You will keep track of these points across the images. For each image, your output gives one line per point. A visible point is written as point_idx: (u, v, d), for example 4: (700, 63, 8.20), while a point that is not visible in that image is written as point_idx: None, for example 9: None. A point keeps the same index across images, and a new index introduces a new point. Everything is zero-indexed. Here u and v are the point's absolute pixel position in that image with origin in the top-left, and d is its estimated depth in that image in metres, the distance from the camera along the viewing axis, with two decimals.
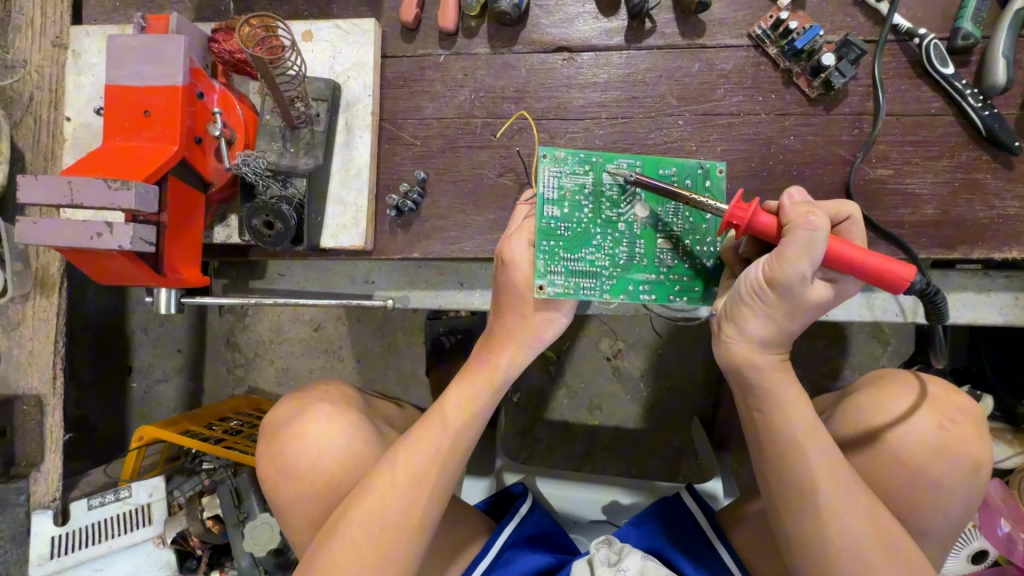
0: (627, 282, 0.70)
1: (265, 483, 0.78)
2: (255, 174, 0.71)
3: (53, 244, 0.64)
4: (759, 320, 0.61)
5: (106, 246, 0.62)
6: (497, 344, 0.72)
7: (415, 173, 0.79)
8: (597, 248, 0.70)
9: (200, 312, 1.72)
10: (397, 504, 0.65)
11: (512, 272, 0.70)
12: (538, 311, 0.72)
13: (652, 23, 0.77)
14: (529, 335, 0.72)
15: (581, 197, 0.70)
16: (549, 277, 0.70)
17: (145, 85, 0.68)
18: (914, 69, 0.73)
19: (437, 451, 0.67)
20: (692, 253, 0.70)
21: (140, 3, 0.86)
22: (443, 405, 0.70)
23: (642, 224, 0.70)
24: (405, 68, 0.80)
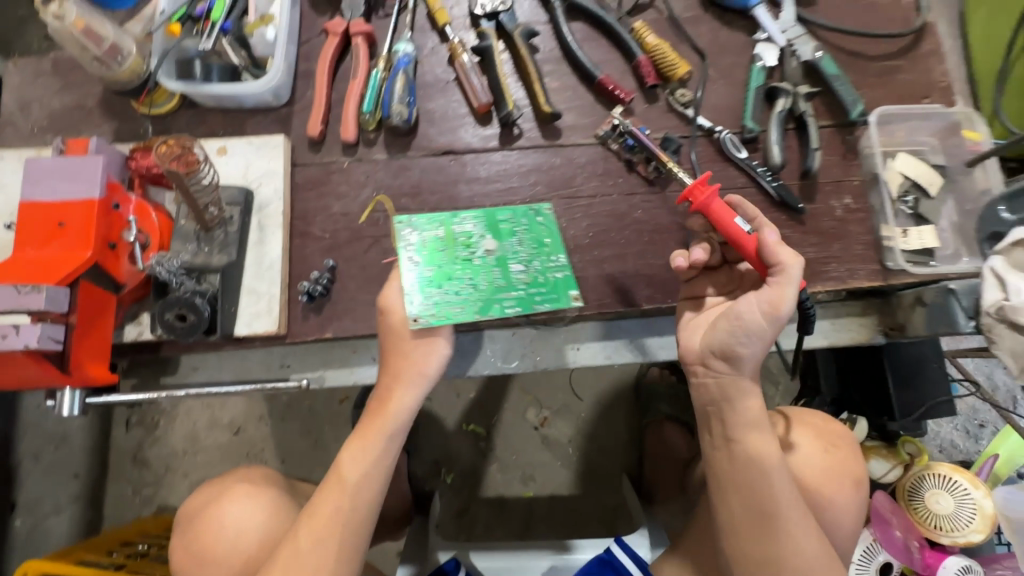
0: (492, 302, 0.76)
1: (183, 572, 0.81)
2: (170, 273, 0.78)
3: None
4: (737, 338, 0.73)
5: (11, 347, 0.65)
6: (386, 390, 0.76)
7: (324, 263, 0.88)
8: (459, 281, 0.77)
9: (104, 431, 1.63)
10: (311, 567, 0.70)
11: (388, 316, 0.76)
12: (420, 343, 0.76)
13: (519, 130, 0.94)
14: (409, 367, 0.76)
15: (437, 245, 0.78)
16: (421, 310, 0.75)
17: (61, 200, 0.74)
18: (720, 155, 0.94)
19: (339, 510, 0.73)
20: (542, 272, 0.79)
21: (58, 129, 0.93)
22: (340, 465, 0.75)
23: (494, 255, 0.78)
24: (313, 174, 0.91)
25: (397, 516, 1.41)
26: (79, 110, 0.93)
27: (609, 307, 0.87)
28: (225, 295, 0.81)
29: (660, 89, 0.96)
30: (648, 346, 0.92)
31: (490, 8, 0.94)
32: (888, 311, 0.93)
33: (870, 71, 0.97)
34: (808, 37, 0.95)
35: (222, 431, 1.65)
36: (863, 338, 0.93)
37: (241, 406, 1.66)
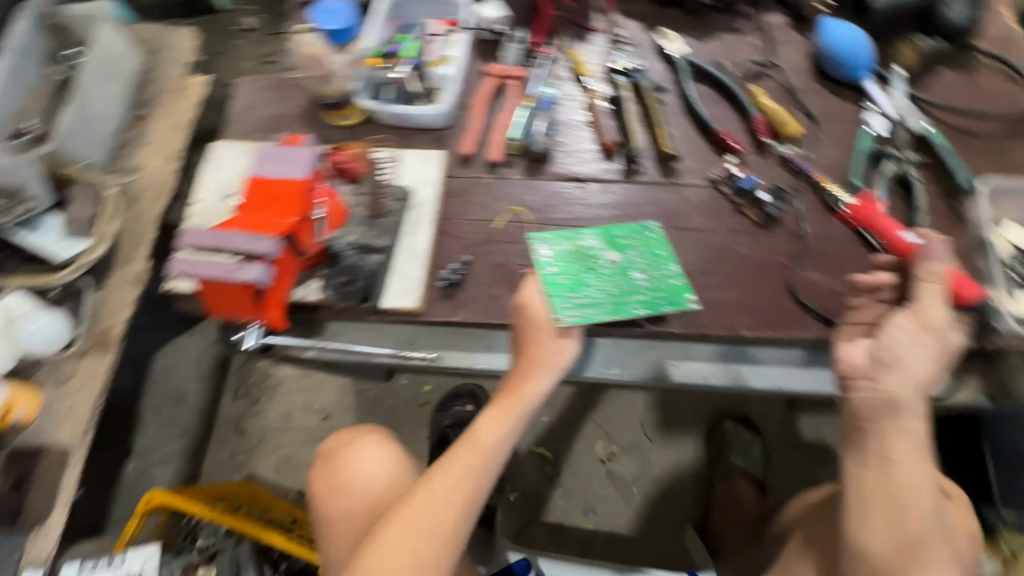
0: (622, 306, 0.91)
1: (321, 501, 0.96)
2: (347, 247, 0.98)
3: (200, 275, 0.84)
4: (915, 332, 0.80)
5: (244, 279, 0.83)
6: (524, 374, 0.87)
7: (462, 258, 1.03)
8: (593, 288, 0.92)
9: (214, 398, 1.83)
10: (438, 509, 0.83)
11: (528, 312, 0.88)
12: (553, 337, 0.88)
13: (640, 167, 1.08)
14: (547, 359, 0.87)
15: (569, 259, 0.95)
16: (564, 311, 0.89)
17: (278, 177, 0.94)
18: (825, 208, 1.02)
19: (472, 468, 0.86)
20: (660, 279, 0.94)
21: (267, 128, 1.16)
22: (475, 429, 0.88)
23: (618, 264, 0.94)
24: (461, 184, 1.08)
25: None
26: (284, 117, 1.17)
27: (711, 329, 0.94)
28: (381, 271, 0.98)
29: (772, 144, 1.07)
30: (741, 373, 0.98)
31: (622, 67, 1.12)
32: (992, 374, 0.94)
33: (979, 148, 1.03)
34: (915, 111, 1.05)
35: (313, 415, 1.80)
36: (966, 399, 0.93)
37: (334, 395, 1.82)
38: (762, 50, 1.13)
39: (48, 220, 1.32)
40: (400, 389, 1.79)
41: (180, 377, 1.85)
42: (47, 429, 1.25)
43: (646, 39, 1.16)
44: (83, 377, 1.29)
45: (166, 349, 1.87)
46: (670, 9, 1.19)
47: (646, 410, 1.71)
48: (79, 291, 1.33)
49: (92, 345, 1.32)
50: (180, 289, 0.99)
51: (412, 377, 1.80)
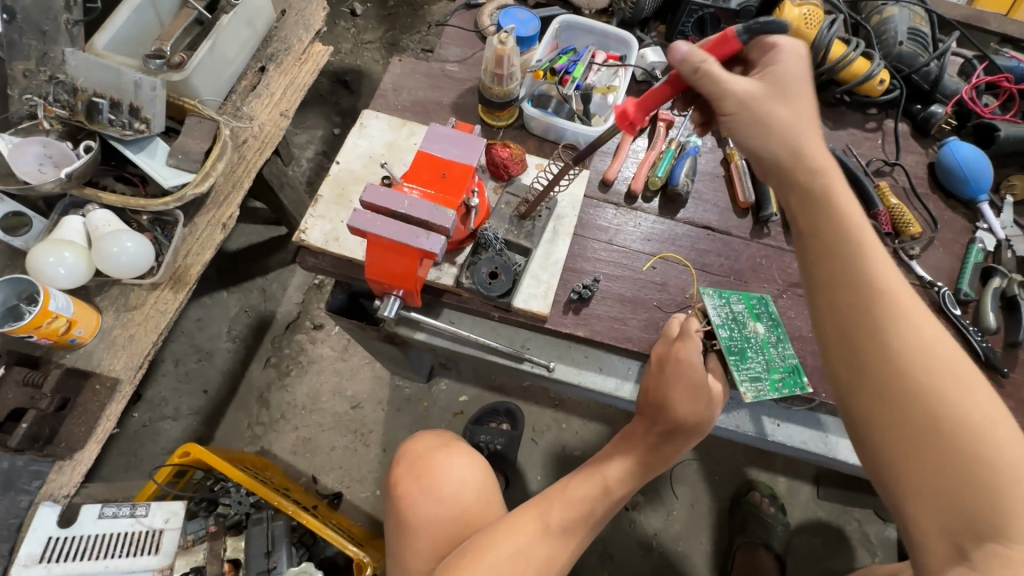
0: (777, 382, 0.89)
1: (406, 501, 0.97)
2: (494, 240, 0.98)
3: (374, 234, 0.80)
4: (769, 110, 0.74)
5: (419, 246, 0.80)
6: (670, 434, 0.85)
7: (592, 275, 1.04)
8: (751, 358, 0.90)
9: (243, 362, 1.76)
10: (551, 543, 0.83)
11: (686, 369, 0.82)
12: (710, 401, 0.83)
13: (768, 229, 1.13)
14: (699, 427, 0.84)
15: (730, 324, 0.92)
16: (744, 385, 0.87)
17: (448, 159, 0.95)
18: (934, 306, 1.07)
19: (593, 503, 0.85)
20: (785, 356, 0.92)
21: (414, 110, 1.19)
22: (606, 470, 0.87)
23: (763, 336, 0.92)
24: (598, 207, 1.11)
25: None
26: (434, 104, 1.19)
27: (821, 395, 0.98)
28: (521, 272, 0.99)
29: (891, 237, 1.13)
30: (841, 445, 0.99)
31: None
32: None
33: None
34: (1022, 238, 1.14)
35: (343, 401, 1.75)
36: None
37: (368, 385, 1.77)
38: (885, 151, 1.23)
39: (153, 144, 1.29)
40: (438, 393, 1.78)
41: (212, 332, 1.78)
42: (101, 355, 1.18)
43: None
44: (151, 310, 1.23)
45: (203, 301, 1.81)
46: None
47: (677, 466, 1.73)
48: (168, 223, 1.28)
49: (168, 280, 1.26)
50: (314, 241, 1.00)
51: (451, 384, 1.79)
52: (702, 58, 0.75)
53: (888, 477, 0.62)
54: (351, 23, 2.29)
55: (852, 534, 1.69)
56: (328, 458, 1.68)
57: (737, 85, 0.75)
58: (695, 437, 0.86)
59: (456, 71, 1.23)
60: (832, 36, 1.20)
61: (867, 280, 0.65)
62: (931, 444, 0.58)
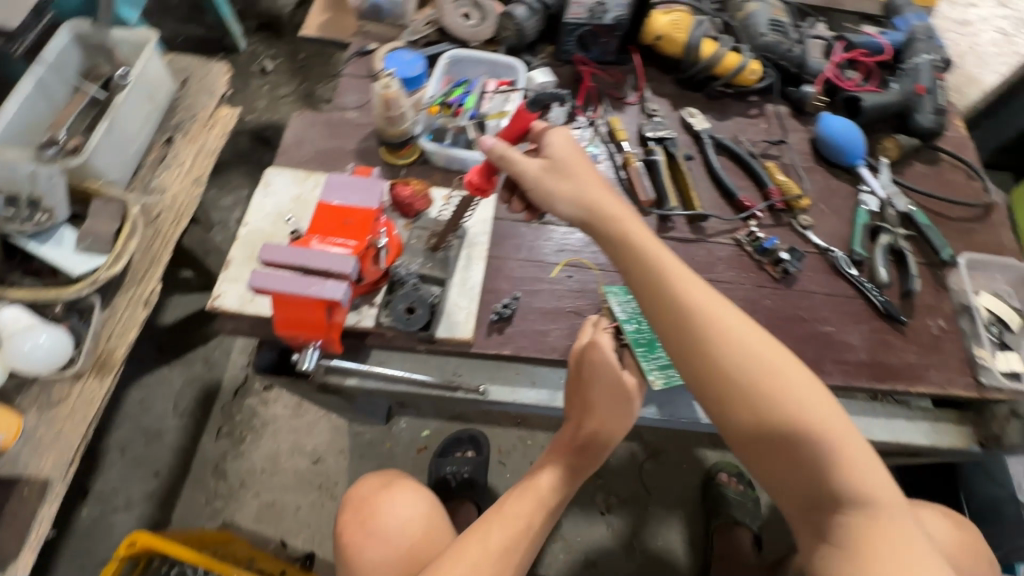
0: None
1: (353, 548, 0.96)
2: (408, 276, 1.00)
3: (276, 290, 0.81)
4: (558, 185, 0.85)
5: (322, 295, 0.81)
6: (594, 434, 0.89)
7: (511, 294, 1.07)
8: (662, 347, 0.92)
9: (193, 436, 1.71)
10: (496, 560, 0.81)
11: (604, 369, 0.85)
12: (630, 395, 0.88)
13: (672, 224, 1.19)
14: (619, 421, 0.89)
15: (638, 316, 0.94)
16: (652, 374, 0.90)
17: (349, 206, 0.97)
18: (833, 271, 1.15)
19: (531, 514, 0.87)
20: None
21: (319, 161, 1.21)
22: (538, 480, 0.91)
23: None
24: (509, 227, 1.14)
25: None
26: (338, 152, 1.22)
27: None
28: (440, 302, 1.01)
29: (785, 213, 1.21)
30: None
31: (658, 134, 1.25)
32: (983, 423, 1.06)
33: (952, 228, 1.22)
34: (901, 195, 1.23)
35: (303, 457, 1.71)
36: (961, 444, 1.05)
37: (326, 437, 1.74)
38: (770, 132, 1.32)
39: (60, 232, 1.27)
40: (399, 432, 1.76)
41: (157, 411, 1.72)
42: (27, 457, 1.14)
43: (672, 115, 1.33)
44: (77, 401, 1.20)
45: (144, 381, 1.76)
46: (690, 91, 1.36)
47: (645, 462, 1.76)
48: (84, 308, 1.26)
49: (91, 368, 1.23)
50: (229, 305, 1.00)
51: (411, 420, 1.78)
52: (500, 147, 0.86)
53: (756, 472, 0.74)
54: (263, 80, 2.31)
55: None
56: (295, 520, 1.64)
57: (529, 165, 0.86)
58: (620, 434, 0.90)
59: (356, 117, 1.26)
60: (701, 37, 1.29)
61: (695, 316, 0.76)
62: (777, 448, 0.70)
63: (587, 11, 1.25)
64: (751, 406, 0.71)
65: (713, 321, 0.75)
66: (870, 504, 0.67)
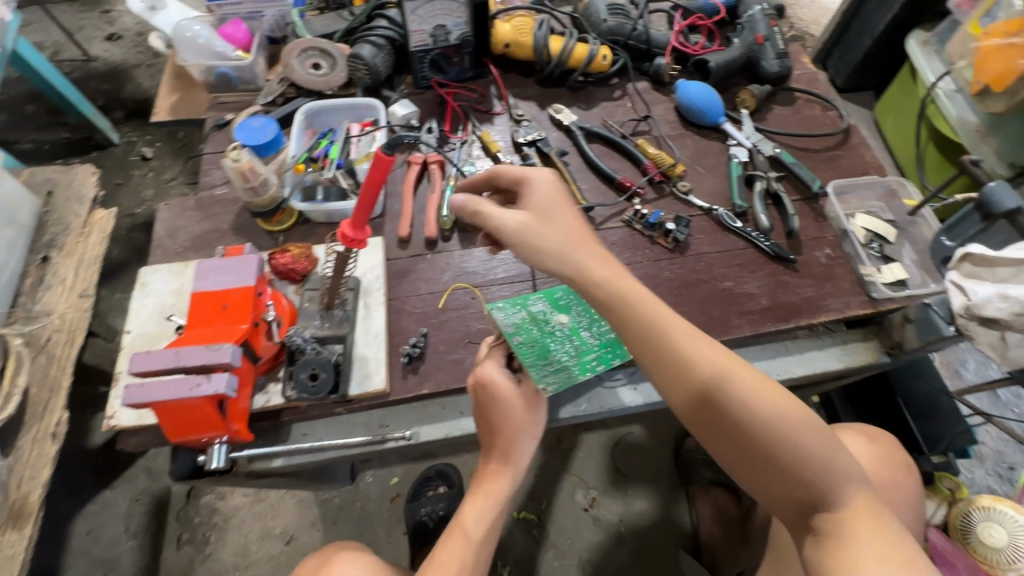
0: (585, 365, 0.96)
1: None
2: (304, 341, 0.97)
3: (155, 400, 0.77)
4: (541, 232, 0.84)
5: (204, 393, 0.78)
6: (506, 453, 0.94)
7: (418, 332, 1.06)
8: (556, 352, 0.96)
9: (153, 553, 1.61)
10: None
11: (492, 387, 0.89)
12: (528, 408, 0.92)
13: None
14: (523, 429, 0.93)
15: (528, 326, 0.98)
16: (544, 381, 0.92)
17: (224, 288, 0.94)
18: (721, 228, 1.19)
19: (464, 556, 0.89)
20: (603, 335, 0.99)
21: (198, 247, 1.17)
22: (463, 518, 0.93)
23: (568, 325, 0.99)
24: (403, 265, 1.14)
25: None
26: (214, 233, 1.18)
27: None
28: (346, 361, 0.98)
29: (665, 183, 1.25)
30: None
31: (529, 138, 1.27)
32: (885, 334, 1.12)
33: (817, 160, 1.29)
34: (766, 140, 1.29)
35: (275, 541, 1.64)
36: (871, 359, 1.10)
37: (294, 513, 1.68)
38: (636, 110, 1.36)
39: None
40: (368, 487, 1.72)
41: (109, 539, 1.62)
42: None
43: (541, 115, 1.35)
44: None
45: (86, 511, 1.65)
46: (553, 88, 1.39)
47: (614, 448, 1.78)
48: None
49: (6, 521, 1.15)
50: (126, 422, 0.95)
51: (377, 472, 1.74)
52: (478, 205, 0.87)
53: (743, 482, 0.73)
54: (145, 168, 2.22)
55: None
56: None
57: (506, 219, 0.85)
58: (531, 438, 0.94)
59: (227, 193, 1.23)
60: (546, 36, 1.32)
61: (666, 338, 0.76)
62: (761, 455, 0.70)
63: (430, 36, 1.26)
64: (728, 418, 0.71)
65: (690, 338, 0.76)
66: (853, 501, 0.67)
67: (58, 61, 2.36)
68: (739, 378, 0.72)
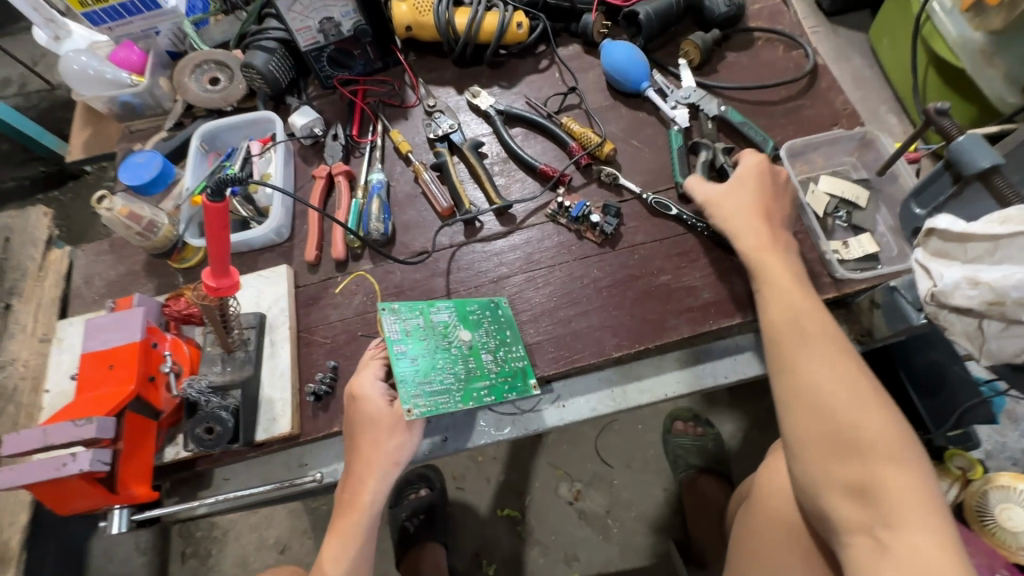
0: (472, 391, 0.89)
1: None
2: (198, 392, 0.92)
3: (26, 484, 0.77)
4: (727, 210, 0.94)
5: (70, 472, 0.77)
6: (358, 482, 0.85)
7: (328, 364, 1.00)
8: (443, 370, 0.89)
9: (163, 567, 1.71)
10: None
11: (362, 404, 0.86)
12: (391, 430, 0.85)
13: (481, 223, 1.09)
14: (380, 456, 0.84)
15: (420, 334, 0.91)
16: (413, 401, 0.84)
17: (111, 347, 0.91)
18: (653, 213, 1.05)
19: None
20: (507, 361, 0.93)
21: (112, 290, 1.14)
22: (324, 560, 0.85)
23: (468, 344, 0.92)
24: (313, 291, 1.07)
25: None
26: (128, 276, 1.13)
27: (580, 360, 0.96)
28: (246, 406, 0.94)
29: (594, 166, 1.10)
30: (627, 392, 0.98)
31: (441, 132, 1.14)
32: (854, 319, 0.98)
33: (777, 115, 1.10)
34: (711, 97, 1.11)
35: (270, 550, 1.70)
36: None
37: (286, 523, 1.73)
38: (563, 81, 1.20)
39: None
40: None
41: (122, 557, 1.71)
42: None
43: (458, 102, 1.21)
44: None
45: None
46: (471, 67, 1.24)
47: (598, 436, 1.71)
48: None
49: None
50: None
51: None
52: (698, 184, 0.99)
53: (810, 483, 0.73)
54: None
55: None
56: None
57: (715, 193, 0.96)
58: (397, 466, 0.85)
59: None
60: (449, 10, 1.17)
61: (802, 318, 0.81)
62: (845, 420, 0.72)
63: (320, 32, 1.13)
64: (812, 389, 0.75)
65: (818, 326, 0.80)
66: (894, 480, 0.67)
67: (27, 94, 2.37)
68: (839, 360, 0.77)
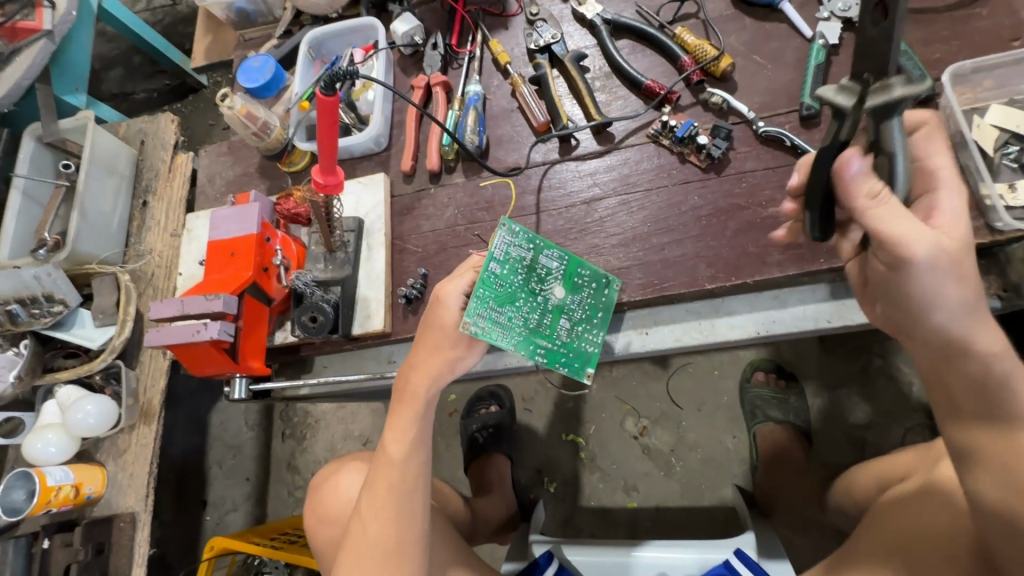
0: (530, 341, 0.91)
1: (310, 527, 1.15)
2: (305, 285, 1.01)
3: (169, 344, 0.92)
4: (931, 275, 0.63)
5: (202, 338, 0.90)
6: (408, 374, 0.89)
7: (418, 272, 1.05)
8: (518, 308, 0.90)
9: (266, 443, 1.97)
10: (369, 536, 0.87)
11: (441, 308, 0.88)
12: (457, 341, 0.87)
13: (576, 141, 1.05)
14: (439, 361, 0.88)
15: (519, 266, 0.90)
16: (475, 317, 0.87)
17: (233, 236, 1.00)
18: (761, 139, 0.96)
19: (393, 486, 0.88)
20: (580, 337, 0.93)
21: (231, 188, 1.24)
22: (386, 447, 0.90)
23: (556, 300, 0.92)
24: (407, 200, 1.10)
25: (501, 519, 1.52)
26: (244, 177, 1.23)
27: (670, 289, 0.93)
28: (345, 302, 1.02)
29: (706, 84, 1.01)
30: (716, 327, 0.94)
31: (542, 42, 1.08)
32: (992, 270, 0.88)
33: (939, 29, 0.93)
34: None
35: (355, 442, 1.90)
36: None
37: (369, 420, 1.91)
38: None
39: (80, 314, 1.48)
40: None
41: (234, 429, 1.98)
42: (117, 498, 1.43)
43: (563, 11, 1.13)
44: (137, 447, 1.45)
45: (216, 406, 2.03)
46: None
47: (670, 378, 1.68)
48: (117, 372, 1.47)
49: (138, 417, 1.47)
50: None
51: None
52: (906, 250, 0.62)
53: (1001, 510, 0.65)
54: None
55: (878, 370, 1.54)
56: None
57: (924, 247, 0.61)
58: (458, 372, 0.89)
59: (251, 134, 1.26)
60: None
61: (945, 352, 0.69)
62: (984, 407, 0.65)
63: None
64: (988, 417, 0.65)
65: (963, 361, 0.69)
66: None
67: (153, 8, 2.54)
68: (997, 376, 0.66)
